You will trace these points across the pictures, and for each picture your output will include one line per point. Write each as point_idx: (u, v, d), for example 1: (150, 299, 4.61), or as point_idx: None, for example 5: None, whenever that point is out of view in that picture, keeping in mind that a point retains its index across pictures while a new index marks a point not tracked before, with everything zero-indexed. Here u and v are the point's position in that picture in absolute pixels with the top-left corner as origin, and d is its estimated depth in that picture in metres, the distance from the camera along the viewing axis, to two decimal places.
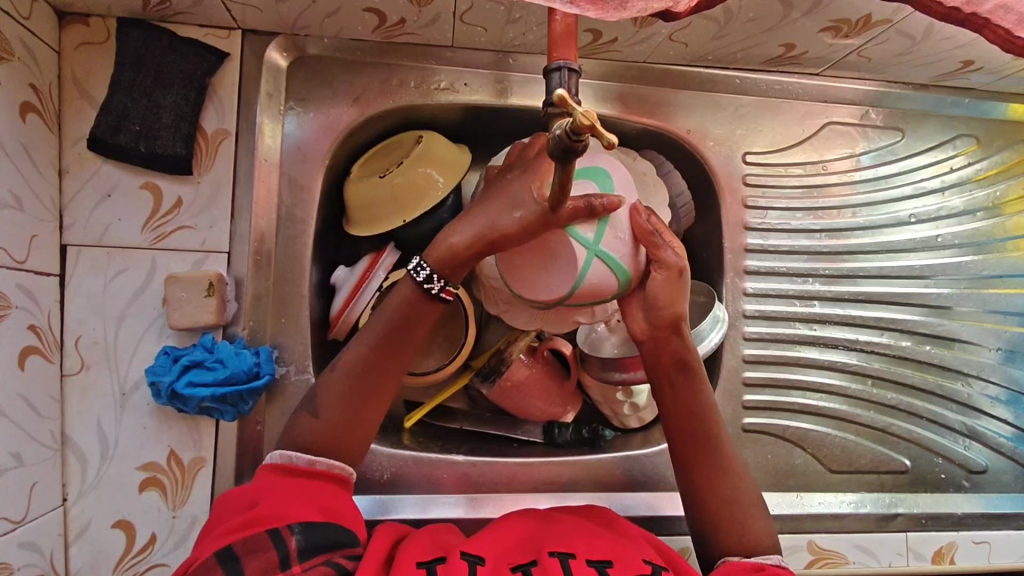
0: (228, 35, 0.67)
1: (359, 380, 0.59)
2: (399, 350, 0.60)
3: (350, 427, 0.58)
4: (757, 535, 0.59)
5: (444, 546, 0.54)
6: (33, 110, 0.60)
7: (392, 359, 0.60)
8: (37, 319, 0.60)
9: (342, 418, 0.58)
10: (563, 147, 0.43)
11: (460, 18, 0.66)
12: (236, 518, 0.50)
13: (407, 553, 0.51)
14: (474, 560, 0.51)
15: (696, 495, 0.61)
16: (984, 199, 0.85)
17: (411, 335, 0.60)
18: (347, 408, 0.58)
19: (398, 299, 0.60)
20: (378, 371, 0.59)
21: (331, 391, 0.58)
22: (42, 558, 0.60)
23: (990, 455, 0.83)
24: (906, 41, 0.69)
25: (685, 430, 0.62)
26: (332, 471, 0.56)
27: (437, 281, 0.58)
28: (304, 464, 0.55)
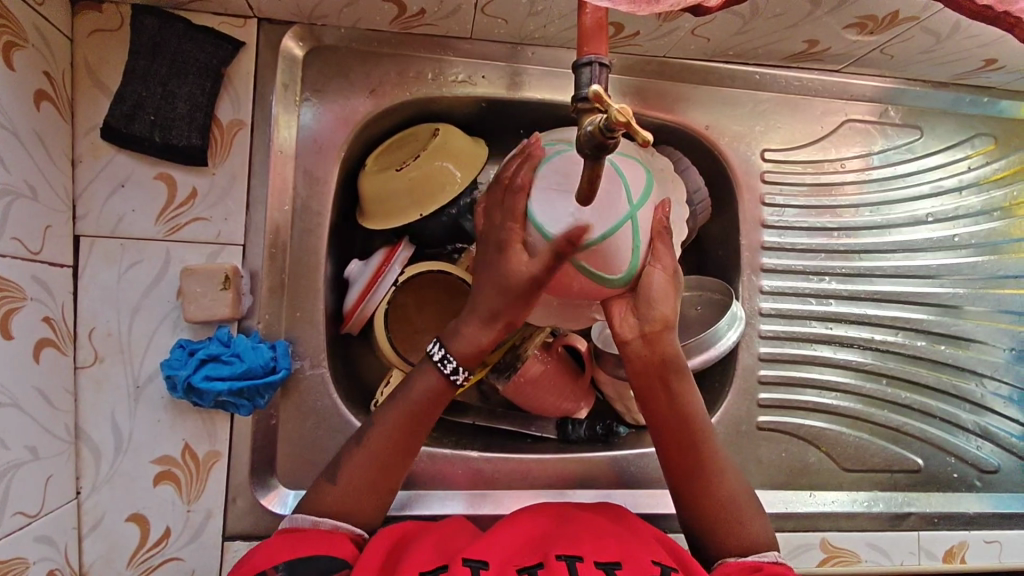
0: (244, 24, 0.66)
1: (380, 454, 0.58)
2: (420, 424, 0.59)
3: (364, 499, 0.57)
4: (755, 536, 0.59)
5: (449, 548, 0.54)
6: (46, 98, 0.59)
7: (412, 432, 0.59)
8: (51, 311, 0.60)
9: (359, 489, 0.57)
10: (595, 144, 0.43)
11: (480, 9, 0.65)
12: (241, 565, 0.53)
13: (410, 560, 0.51)
14: (478, 566, 0.51)
15: (693, 501, 0.60)
16: (1000, 199, 0.85)
17: (433, 409, 0.60)
18: (364, 480, 0.57)
19: (425, 378, 0.60)
20: (400, 444, 0.59)
21: (351, 462, 0.58)
22: (56, 552, 0.60)
23: (1002, 456, 0.83)
24: (931, 39, 0.68)
25: (676, 439, 0.60)
26: (339, 531, 0.55)
27: (462, 373, 0.59)
28: (309, 525, 0.55)
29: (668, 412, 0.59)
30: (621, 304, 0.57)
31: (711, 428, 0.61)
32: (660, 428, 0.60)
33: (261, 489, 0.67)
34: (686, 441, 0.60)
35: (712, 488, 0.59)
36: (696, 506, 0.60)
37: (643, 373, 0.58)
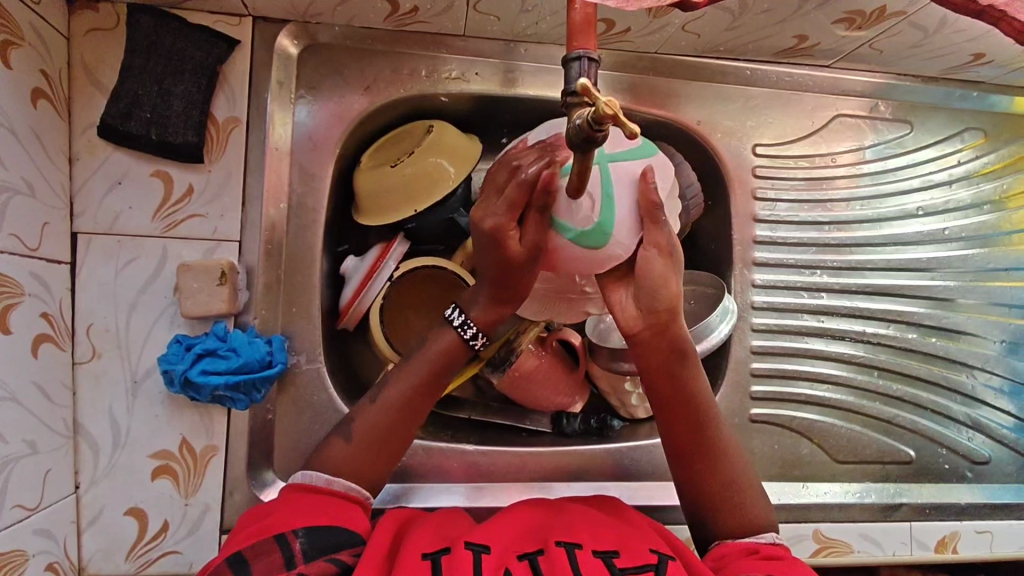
0: (239, 23, 0.67)
1: (396, 414, 0.60)
2: (433, 392, 0.62)
3: (378, 456, 0.60)
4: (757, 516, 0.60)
5: (448, 534, 0.54)
6: (43, 96, 0.60)
7: (424, 400, 0.61)
8: (49, 307, 0.60)
9: (374, 446, 0.59)
10: (584, 136, 0.43)
11: (473, 7, 0.65)
12: (251, 526, 0.52)
13: (412, 542, 0.51)
14: (479, 549, 0.51)
15: (699, 480, 0.61)
16: (990, 193, 0.86)
17: (444, 379, 0.62)
18: (378, 439, 0.59)
19: (438, 345, 0.61)
20: (414, 408, 0.61)
21: (366, 423, 0.60)
22: (54, 545, 0.60)
23: (993, 447, 0.84)
24: (919, 33, 0.69)
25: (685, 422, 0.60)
26: (351, 492, 0.57)
27: (480, 339, 0.61)
28: (325, 485, 0.56)
29: (676, 395, 0.59)
30: (624, 286, 0.56)
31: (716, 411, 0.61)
32: (668, 412, 0.60)
33: (258, 483, 0.67)
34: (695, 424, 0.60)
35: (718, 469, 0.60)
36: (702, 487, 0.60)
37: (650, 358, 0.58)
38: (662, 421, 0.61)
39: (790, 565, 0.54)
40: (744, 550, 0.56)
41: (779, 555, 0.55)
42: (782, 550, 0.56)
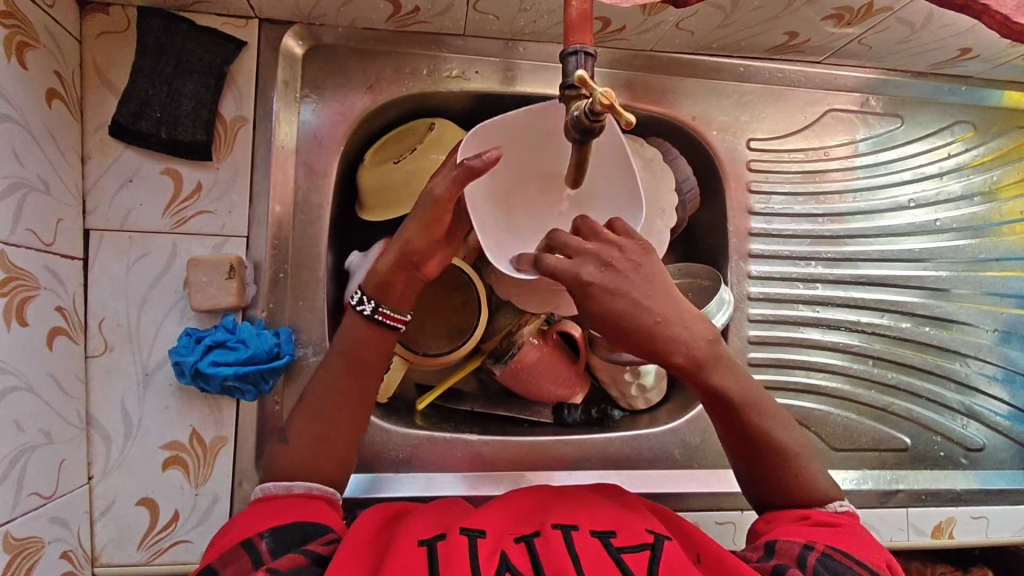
0: (245, 25, 0.69)
1: (324, 404, 0.60)
2: (364, 375, 0.61)
3: (318, 450, 0.58)
4: (821, 485, 0.60)
5: (447, 520, 0.55)
6: (57, 97, 0.61)
7: (357, 384, 0.61)
8: (63, 301, 0.62)
9: (309, 442, 0.58)
10: (582, 127, 0.45)
11: (472, 6, 0.67)
12: (222, 538, 0.53)
13: (406, 532, 0.52)
14: (474, 534, 0.52)
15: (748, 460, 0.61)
16: (981, 184, 0.87)
17: (373, 360, 0.61)
18: (314, 433, 0.59)
19: (352, 333, 0.61)
20: (346, 397, 0.60)
21: (300, 420, 0.59)
22: (69, 533, 0.62)
23: (988, 434, 0.85)
24: (906, 29, 0.71)
25: (749, 444, 0.61)
26: (312, 492, 0.57)
27: (368, 302, 0.61)
28: (282, 490, 0.56)
29: (737, 428, 0.61)
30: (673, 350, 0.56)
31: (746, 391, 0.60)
32: (736, 445, 0.62)
33: None
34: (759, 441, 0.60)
35: (788, 464, 0.60)
36: (776, 491, 0.60)
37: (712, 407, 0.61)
38: (733, 453, 0.62)
39: (842, 531, 0.55)
40: (798, 517, 0.58)
41: (835, 523, 0.56)
42: (840, 519, 0.57)
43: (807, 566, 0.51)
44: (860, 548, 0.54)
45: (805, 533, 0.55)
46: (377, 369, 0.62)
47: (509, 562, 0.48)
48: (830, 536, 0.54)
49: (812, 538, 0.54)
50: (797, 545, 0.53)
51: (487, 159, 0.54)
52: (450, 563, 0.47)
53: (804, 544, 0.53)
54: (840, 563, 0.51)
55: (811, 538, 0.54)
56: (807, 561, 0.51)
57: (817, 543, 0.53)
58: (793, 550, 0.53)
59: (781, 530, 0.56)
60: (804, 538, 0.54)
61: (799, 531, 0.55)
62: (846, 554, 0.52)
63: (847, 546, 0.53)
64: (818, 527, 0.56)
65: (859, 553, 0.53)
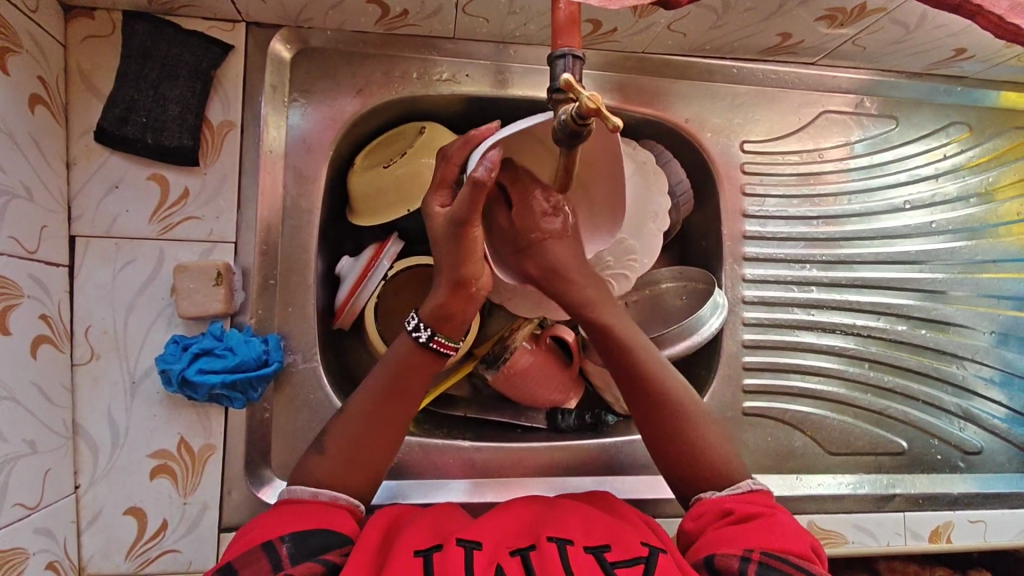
0: (232, 29, 0.68)
1: (368, 420, 0.59)
2: (406, 395, 0.60)
3: (357, 465, 0.58)
4: (732, 462, 0.61)
5: (443, 531, 0.54)
6: (41, 102, 0.61)
7: (398, 404, 0.60)
8: (47, 309, 0.61)
9: (349, 457, 0.58)
10: (570, 131, 0.45)
11: (462, 9, 0.67)
12: (245, 536, 0.53)
13: (403, 541, 0.51)
14: (471, 546, 0.51)
15: (664, 441, 0.61)
16: (977, 185, 0.87)
17: (418, 383, 0.61)
18: (353, 448, 0.58)
19: (398, 354, 0.60)
20: (389, 415, 0.59)
21: (340, 435, 0.58)
22: (55, 544, 0.61)
23: (985, 437, 0.85)
24: (900, 29, 0.70)
25: (662, 429, 0.61)
26: (338, 502, 0.56)
27: (424, 330, 0.59)
28: (309, 496, 0.55)
29: (646, 405, 0.61)
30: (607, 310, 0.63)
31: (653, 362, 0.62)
32: (654, 435, 0.61)
33: (255, 481, 0.68)
34: (671, 423, 0.61)
35: (702, 446, 0.60)
36: (692, 479, 0.60)
37: (623, 381, 0.63)
38: (652, 447, 0.62)
39: (768, 527, 0.54)
40: (720, 514, 0.56)
41: (756, 514, 0.55)
42: (760, 507, 0.56)
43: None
44: (777, 537, 0.53)
45: (737, 539, 0.53)
46: (419, 390, 0.61)
47: None
48: (758, 536, 0.53)
49: (745, 546, 0.52)
50: (736, 558, 0.51)
51: (488, 165, 0.50)
52: None
53: (742, 556, 0.51)
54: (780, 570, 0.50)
55: (745, 546, 0.52)
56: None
57: (752, 550, 0.52)
58: (732, 566, 0.51)
59: (709, 539, 0.55)
60: (739, 549, 0.52)
61: (727, 538, 0.53)
62: (779, 557, 0.51)
63: (775, 545, 0.52)
64: (743, 527, 0.54)
65: (788, 551, 0.52)
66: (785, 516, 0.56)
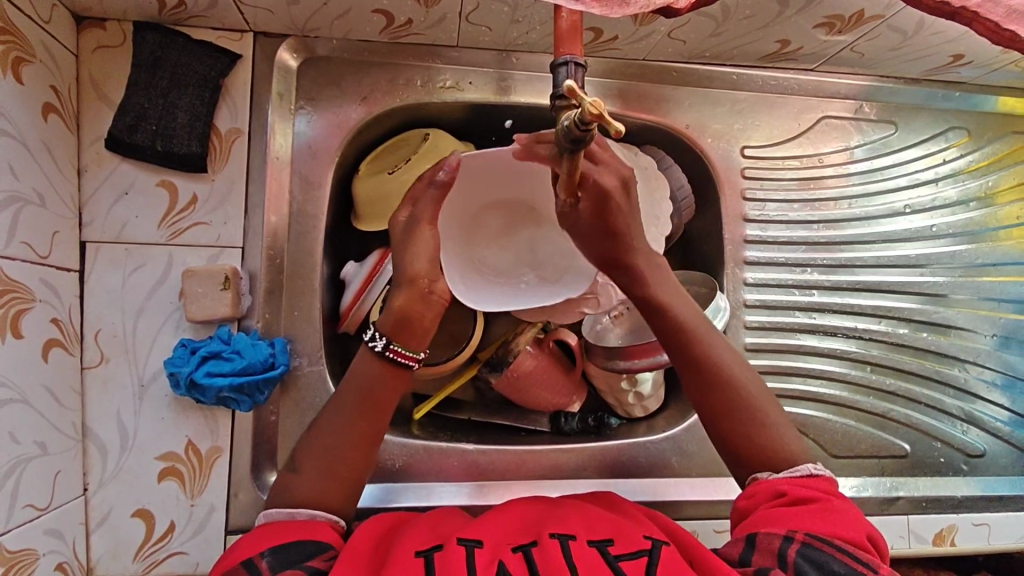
0: (240, 38, 0.70)
1: (334, 439, 0.58)
2: (378, 410, 0.59)
3: (329, 482, 0.57)
4: (793, 445, 0.60)
5: (444, 531, 0.55)
6: (53, 111, 0.62)
7: (368, 420, 0.59)
8: (59, 313, 0.62)
9: (320, 475, 0.57)
10: (573, 136, 0.46)
11: (465, 18, 0.68)
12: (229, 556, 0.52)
13: (404, 542, 0.52)
14: (472, 544, 0.51)
15: (720, 413, 0.61)
16: (976, 190, 0.88)
17: (386, 399, 0.60)
18: (323, 465, 0.57)
19: (365, 370, 0.60)
20: (359, 435, 0.58)
21: (310, 452, 0.58)
22: (64, 545, 0.62)
23: (988, 440, 0.85)
24: (898, 36, 0.71)
25: (725, 408, 0.61)
26: (317, 519, 0.55)
27: (380, 339, 0.60)
28: (285, 517, 0.55)
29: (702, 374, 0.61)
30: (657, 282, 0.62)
31: (700, 330, 0.62)
32: (717, 418, 0.61)
33: (262, 484, 0.69)
34: (732, 394, 0.60)
35: (764, 426, 0.60)
36: (751, 460, 0.60)
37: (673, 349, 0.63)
38: (715, 429, 0.61)
39: (819, 511, 0.53)
40: (772, 494, 0.56)
41: (812, 498, 0.55)
42: (816, 492, 0.55)
43: (789, 563, 0.50)
44: (830, 526, 0.52)
45: (784, 519, 0.53)
46: (389, 406, 0.60)
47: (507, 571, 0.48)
48: (808, 519, 0.53)
49: (790, 526, 0.52)
50: (777, 538, 0.52)
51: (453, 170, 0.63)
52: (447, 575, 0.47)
53: (785, 535, 0.52)
54: (824, 553, 0.50)
55: (790, 526, 0.52)
56: (788, 557, 0.50)
57: (796, 531, 0.52)
58: (773, 545, 0.51)
59: (757, 516, 0.55)
60: (783, 528, 0.52)
61: (775, 517, 0.53)
62: (825, 541, 0.51)
63: (823, 529, 0.52)
64: (793, 509, 0.54)
65: (837, 536, 0.52)
66: (843, 503, 0.55)
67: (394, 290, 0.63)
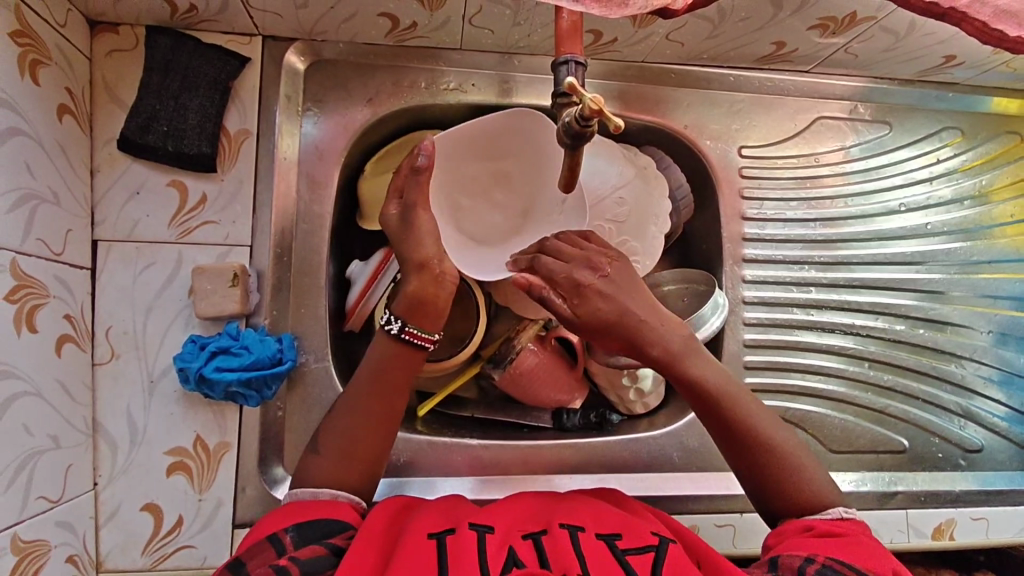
0: (249, 42, 0.71)
1: (352, 419, 0.59)
2: (393, 387, 0.61)
3: (348, 461, 0.58)
4: (822, 487, 0.60)
5: (456, 515, 0.56)
6: (68, 112, 0.64)
7: (386, 397, 0.61)
8: (71, 309, 0.64)
9: (341, 454, 0.58)
10: (573, 132, 0.47)
11: (469, 21, 0.70)
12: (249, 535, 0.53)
13: (418, 526, 0.53)
14: (483, 529, 0.52)
15: (749, 458, 0.61)
16: (970, 188, 0.89)
17: (401, 377, 0.62)
18: (344, 445, 0.58)
19: (379, 351, 0.62)
20: (377, 413, 0.60)
21: (330, 434, 0.59)
22: (75, 538, 0.63)
23: (985, 435, 0.86)
24: (891, 37, 0.73)
25: (755, 462, 0.61)
26: (339, 501, 0.56)
27: (396, 322, 0.61)
28: (308, 496, 0.55)
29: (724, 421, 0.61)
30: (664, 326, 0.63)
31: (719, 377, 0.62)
32: (746, 471, 0.61)
33: (269, 478, 0.70)
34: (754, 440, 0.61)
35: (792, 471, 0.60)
36: (781, 503, 0.60)
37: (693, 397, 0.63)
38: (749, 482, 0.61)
39: (847, 543, 0.53)
40: (802, 529, 0.56)
41: (839, 533, 0.55)
42: (846, 529, 0.55)
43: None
44: (862, 558, 0.52)
45: (808, 546, 0.53)
46: (403, 384, 0.62)
47: (516, 557, 0.49)
48: (835, 549, 0.53)
49: (813, 550, 0.53)
50: (800, 559, 0.52)
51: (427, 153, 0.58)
52: (459, 558, 0.48)
53: (806, 556, 0.52)
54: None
55: (814, 550, 0.53)
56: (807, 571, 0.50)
57: (818, 554, 0.52)
58: (795, 564, 0.51)
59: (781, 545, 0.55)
60: (806, 551, 0.53)
61: (801, 544, 0.54)
62: (849, 565, 0.51)
63: (849, 557, 0.52)
64: (820, 540, 0.54)
65: (867, 567, 0.51)
66: (872, 540, 0.55)
67: (405, 277, 0.63)
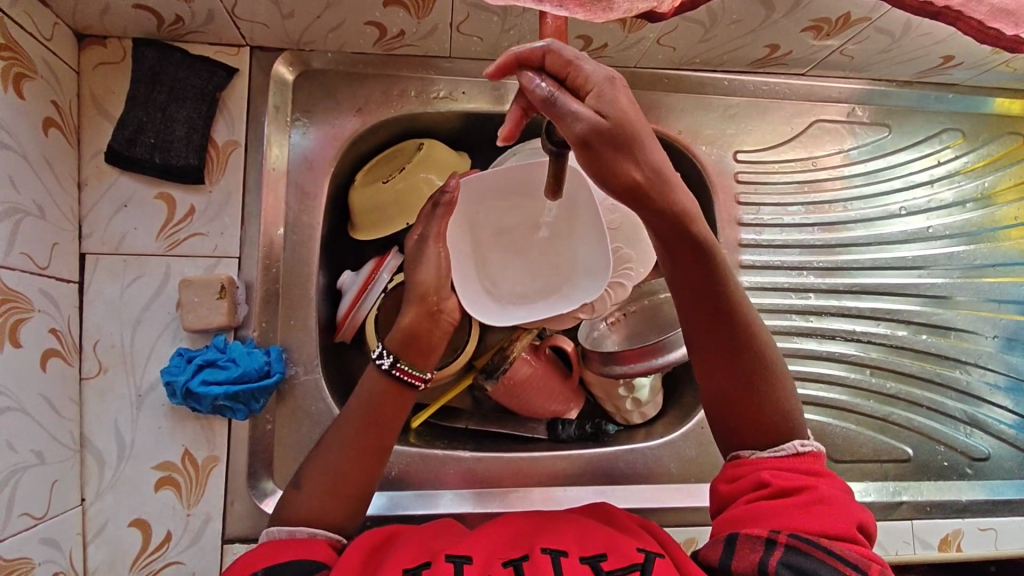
0: (237, 53, 0.71)
1: (340, 460, 0.58)
2: (384, 425, 0.60)
3: (332, 500, 0.57)
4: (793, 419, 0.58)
5: (433, 546, 0.54)
6: (54, 125, 0.63)
7: (374, 437, 0.59)
8: (57, 323, 0.63)
9: (324, 494, 0.57)
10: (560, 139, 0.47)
11: (456, 28, 0.69)
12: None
13: (393, 559, 0.51)
14: (461, 561, 0.51)
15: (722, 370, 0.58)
16: (973, 190, 0.87)
17: (391, 416, 0.60)
18: (326, 485, 0.57)
19: (367, 386, 0.61)
20: (366, 454, 0.59)
21: (314, 472, 0.58)
22: (61, 555, 0.62)
23: (993, 444, 0.84)
24: (886, 38, 0.71)
25: (732, 377, 0.58)
26: (316, 537, 0.55)
27: (387, 356, 0.61)
28: (285, 535, 0.54)
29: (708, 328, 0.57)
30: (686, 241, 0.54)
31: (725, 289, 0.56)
32: (715, 384, 0.59)
33: (258, 492, 0.68)
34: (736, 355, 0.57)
35: (767, 396, 0.58)
36: (743, 433, 0.58)
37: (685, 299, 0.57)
38: (709, 398, 0.60)
39: (806, 504, 0.52)
40: (756, 483, 0.55)
41: (798, 488, 0.54)
42: (803, 478, 0.54)
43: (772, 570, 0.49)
44: (818, 518, 0.52)
45: (769, 519, 0.52)
46: (393, 423, 0.61)
47: None
48: (794, 517, 0.52)
49: (774, 526, 0.51)
50: (761, 544, 0.51)
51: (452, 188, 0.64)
52: None
53: (768, 540, 0.50)
54: (809, 557, 0.49)
55: (774, 526, 0.51)
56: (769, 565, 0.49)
57: (779, 533, 0.51)
58: (758, 554, 0.50)
59: (739, 509, 0.54)
60: (765, 529, 0.51)
61: (760, 513, 0.53)
62: (815, 542, 0.50)
63: (810, 526, 0.51)
64: (778, 501, 0.53)
65: (825, 533, 0.51)
66: (830, 486, 0.54)
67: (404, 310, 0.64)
